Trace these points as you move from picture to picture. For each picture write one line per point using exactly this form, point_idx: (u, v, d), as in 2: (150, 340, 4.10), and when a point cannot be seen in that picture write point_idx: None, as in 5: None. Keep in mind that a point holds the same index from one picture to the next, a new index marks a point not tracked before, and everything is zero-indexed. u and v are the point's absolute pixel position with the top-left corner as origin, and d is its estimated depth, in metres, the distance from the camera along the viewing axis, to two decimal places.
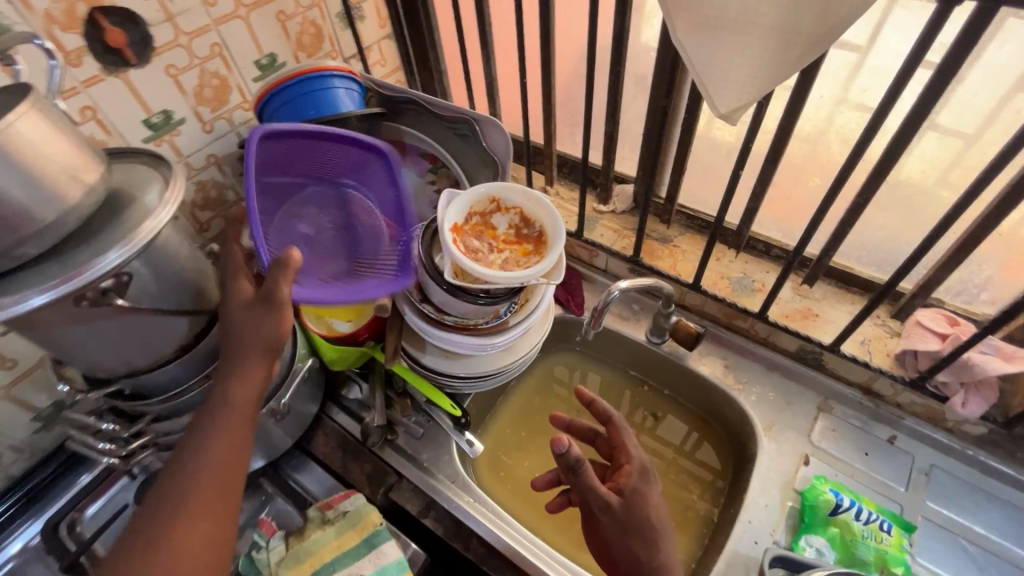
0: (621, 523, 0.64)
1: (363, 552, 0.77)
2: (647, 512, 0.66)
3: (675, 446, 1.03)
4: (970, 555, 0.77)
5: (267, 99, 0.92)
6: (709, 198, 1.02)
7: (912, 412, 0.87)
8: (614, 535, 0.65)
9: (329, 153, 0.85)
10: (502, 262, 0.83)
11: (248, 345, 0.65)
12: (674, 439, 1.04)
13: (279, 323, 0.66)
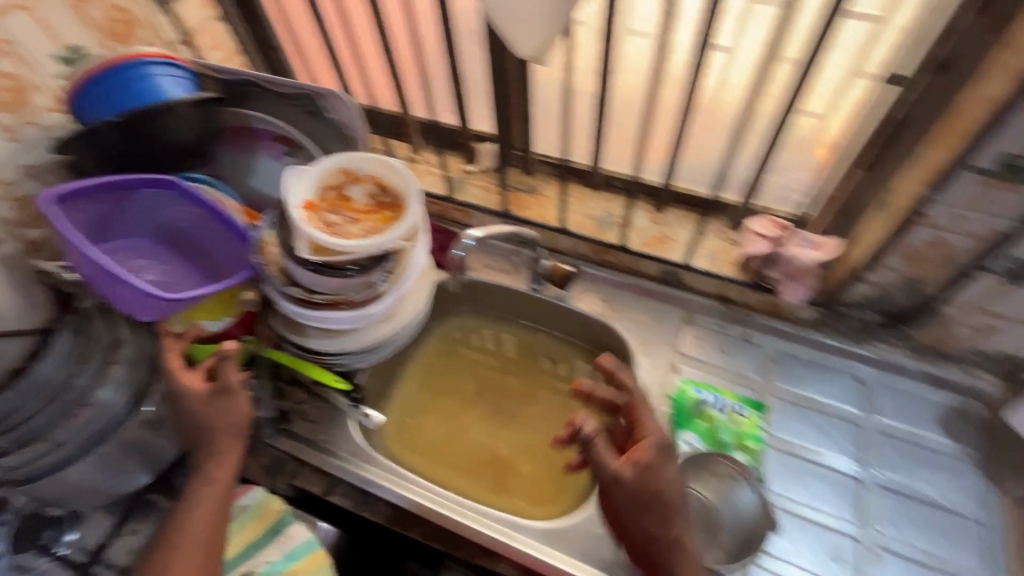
0: (632, 494, 0.66)
1: (268, 540, 0.77)
2: (659, 484, 0.66)
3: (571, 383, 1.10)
4: (812, 420, 0.89)
5: (79, 94, 0.85)
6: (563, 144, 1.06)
7: (758, 309, 0.98)
8: (627, 508, 0.68)
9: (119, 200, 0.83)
10: (362, 232, 0.82)
11: (218, 435, 0.74)
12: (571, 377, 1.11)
13: (240, 407, 0.76)
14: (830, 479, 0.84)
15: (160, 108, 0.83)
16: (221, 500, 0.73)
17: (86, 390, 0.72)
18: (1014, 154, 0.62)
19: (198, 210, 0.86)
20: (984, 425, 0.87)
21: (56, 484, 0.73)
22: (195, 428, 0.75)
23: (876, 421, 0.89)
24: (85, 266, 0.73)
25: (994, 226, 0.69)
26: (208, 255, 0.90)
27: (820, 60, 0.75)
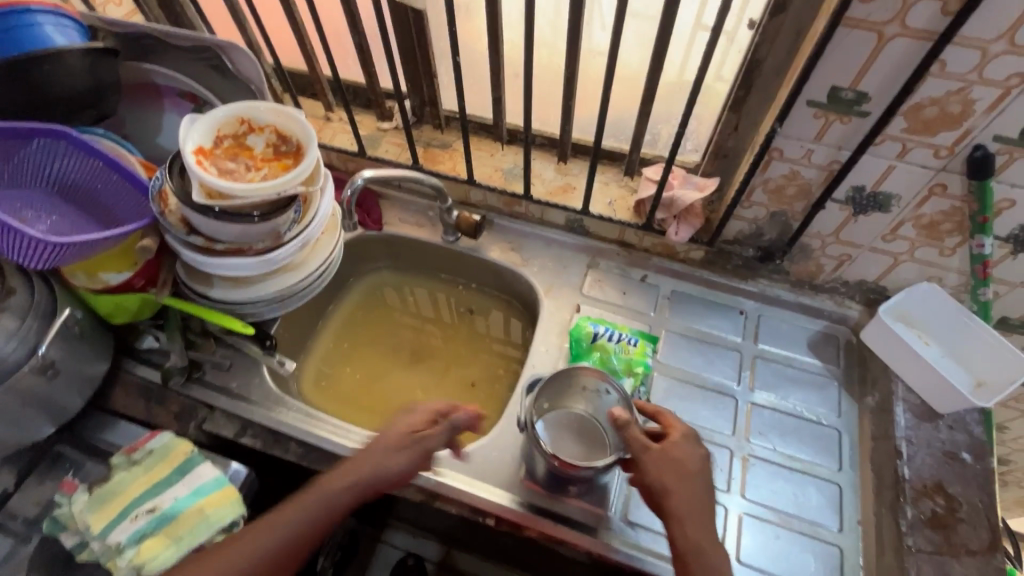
0: (659, 457, 0.71)
1: (175, 479, 0.79)
2: (676, 454, 0.71)
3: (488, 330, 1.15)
4: (699, 349, 0.97)
5: None
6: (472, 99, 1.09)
7: (655, 252, 1.05)
8: (654, 474, 0.70)
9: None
10: (261, 178, 0.84)
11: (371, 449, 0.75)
12: (487, 326, 1.16)
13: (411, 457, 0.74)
14: (711, 399, 0.92)
15: (45, 56, 0.82)
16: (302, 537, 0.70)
17: None
18: (839, 86, 0.70)
19: (93, 162, 0.86)
20: (847, 345, 0.97)
21: None
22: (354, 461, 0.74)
23: (755, 348, 0.97)
24: None
25: (834, 156, 0.77)
26: (107, 207, 0.90)
27: None
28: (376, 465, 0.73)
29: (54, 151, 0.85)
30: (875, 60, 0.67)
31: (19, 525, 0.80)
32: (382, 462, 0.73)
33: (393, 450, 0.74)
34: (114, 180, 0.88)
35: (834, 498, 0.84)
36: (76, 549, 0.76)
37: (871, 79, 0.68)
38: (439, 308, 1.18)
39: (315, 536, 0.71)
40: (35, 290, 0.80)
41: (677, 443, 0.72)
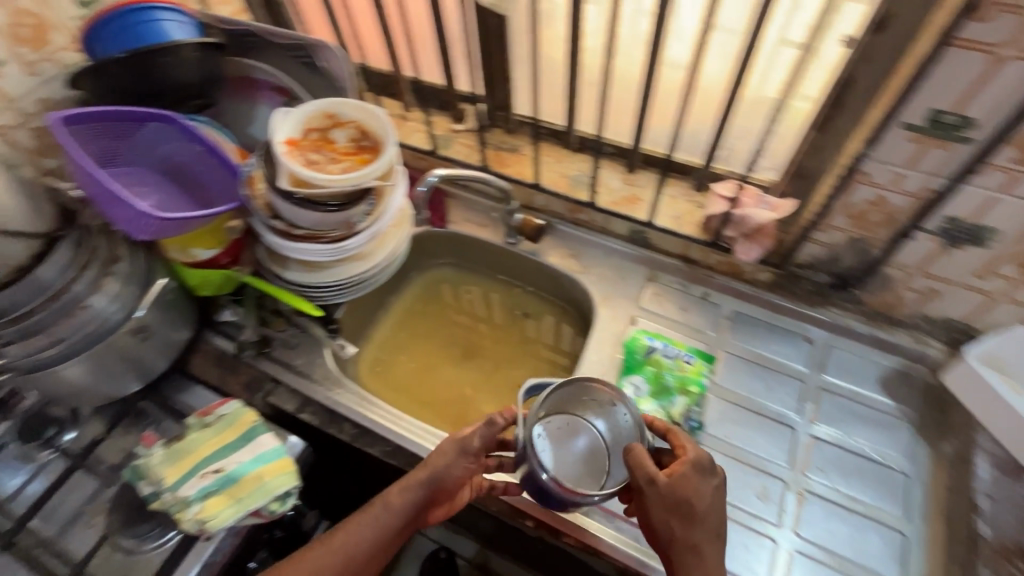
0: (665, 496, 0.68)
1: (240, 445, 0.85)
2: (686, 493, 0.69)
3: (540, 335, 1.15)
4: (759, 374, 0.93)
5: (91, 34, 0.92)
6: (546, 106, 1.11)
7: (719, 270, 1.02)
8: (657, 510, 0.69)
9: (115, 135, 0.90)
10: (341, 170, 0.88)
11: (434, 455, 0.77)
12: (539, 332, 1.16)
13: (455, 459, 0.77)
14: (767, 427, 0.88)
15: (163, 49, 0.90)
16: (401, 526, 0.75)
17: (83, 295, 0.79)
18: (940, 110, 0.66)
19: (196, 147, 0.94)
20: (925, 387, 0.90)
21: (56, 378, 0.81)
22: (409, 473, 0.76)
23: (820, 379, 0.92)
24: (90, 185, 0.80)
25: (928, 183, 0.73)
26: (204, 189, 0.98)
27: (773, 25, 0.76)
28: (430, 471, 0.75)
29: (164, 136, 0.93)
30: (984, 84, 0.62)
31: (104, 470, 0.89)
32: (426, 474, 0.75)
33: (446, 452, 0.77)
34: (213, 165, 0.96)
35: (897, 548, 0.79)
36: (150, 497, 0.82)
37: (978, 104, 0.64)
38: (493, 309, 1.20)
39: (388, 533, 0.74)
40: (137, 258, 0.88)
41: (685, 477, 0.69)
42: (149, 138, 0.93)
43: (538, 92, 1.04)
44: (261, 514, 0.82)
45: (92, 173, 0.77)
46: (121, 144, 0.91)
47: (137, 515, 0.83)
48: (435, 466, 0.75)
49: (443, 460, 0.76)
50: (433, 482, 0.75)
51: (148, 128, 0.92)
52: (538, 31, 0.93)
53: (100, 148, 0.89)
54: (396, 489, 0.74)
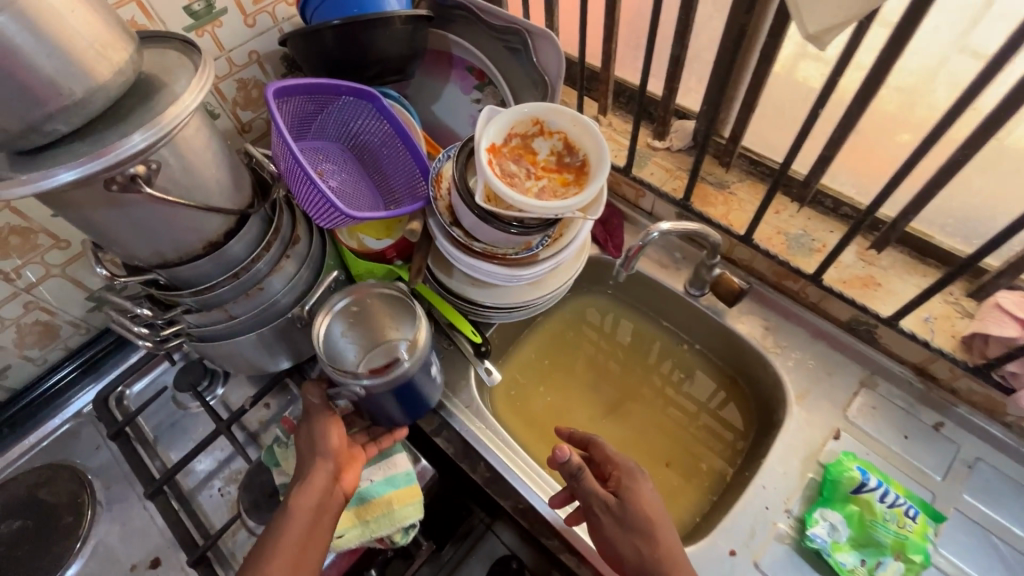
0: (623, 519, 0.68)
1: (374, 461, 0.80)
2: (638, 507, 0.69)
3: (699, 402, 1.00)
4: (1000, 556, 0.72)
5: None
6: (781, 143, 0.91)
7: (967, 400, 0.80)
8: (620, 538, 0.69)
9: (312, 107, 0.85)
10: (538, 190, 0.77)
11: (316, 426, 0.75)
12: (700, 397, 1.01)
13: (327, 424, 0.75)
14: None
15: (377, 19, 0.83)
16: (323, 499, 0.70)
17: (262, 275, 0.77)
18: None
19: (386, 128, 0.87)
20: None
21: (221, 348, 0.81)
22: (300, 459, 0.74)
23: None
24: (285, 161, 0.75)
25: None
26: (382, 171, 0.91)
27: None
28: (310, 445, 0.74)
29: (359, 113, 0.87)
30: None
31: (243, 438, 0.91)
32: (303, 482, 0.70)
33: (320, 425, 0.75)
34: (400, 148, 0.88)
35: None
36: (281, 488, 0.81)
37: None
38: (650, 358, 1.06)
39: (306, 529, 0.68)
40: (314, 241, 0.85)
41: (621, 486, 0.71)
42: (343, 113, 0.88)
43: None
44: (383, 541, 0.77)
45: (291, 151, 0.71)
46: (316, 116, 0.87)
47: (266, 502, 0.82)
48: (310, 473, 0.71)
49: (304, 470, 0.72)
50: (323, 454, 0.73)
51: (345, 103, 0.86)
52: None
53: (297, 119, 0.84)
54: (289, 499, 0.69)
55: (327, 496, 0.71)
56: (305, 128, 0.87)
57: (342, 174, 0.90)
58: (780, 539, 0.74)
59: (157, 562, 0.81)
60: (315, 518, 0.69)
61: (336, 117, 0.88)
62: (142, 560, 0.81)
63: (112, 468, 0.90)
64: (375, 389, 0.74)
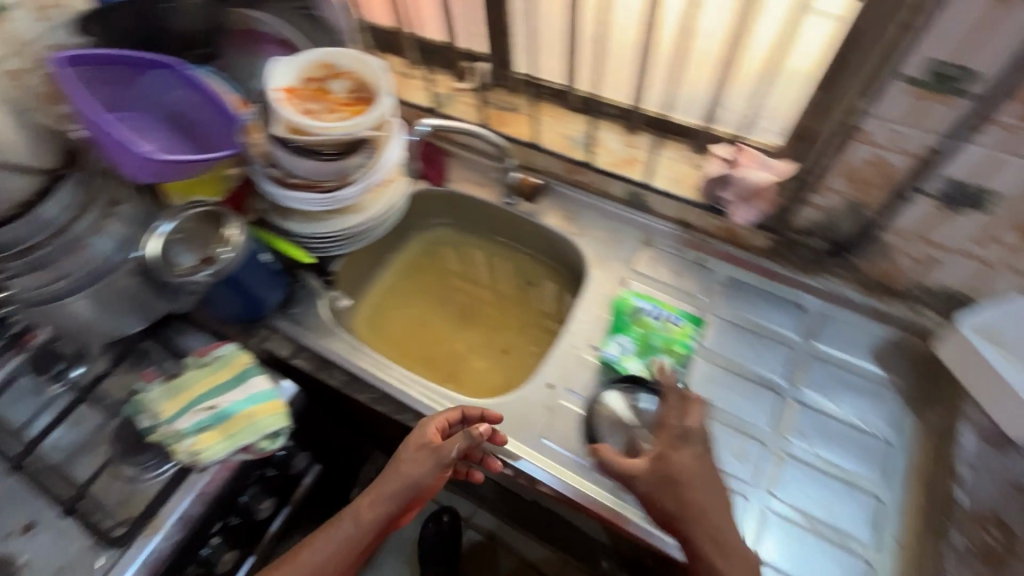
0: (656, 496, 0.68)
1: (233, 385, 0.88)
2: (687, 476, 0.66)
3: (541, 304, 1.15)
4: (746, 339, 0.94)
5: None
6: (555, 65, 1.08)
7: (714, 235, 1.01)
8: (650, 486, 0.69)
9: (117, 73, 0.91)
10: (336, 120, 0.89)
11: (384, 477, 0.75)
12: (536, 300, 1.16)
13: (430, 471, 0.75)
14: (751, 390, 0.89)
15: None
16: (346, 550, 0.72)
17: (85, 234, 0.82)
18: (943, 62, 0.65)
19: (193, 93, 0.94)
20: (909, 362, 0.90)
21: (62, 312, 0.84)
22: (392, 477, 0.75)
23: (812, 346, 0.92)
24: (91, 128, 0.82)
25: (928, 143, 0.71)
26: (197, 132, 0.97)
27: None
28: (404, 476, 0.74)
29: (161, 80, 0.93)
30: None
31: (108, 405, 0.92)
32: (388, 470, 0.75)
33: (421, 461, 0.75)
34: (205, 110, 0.94)
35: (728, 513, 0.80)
36: (148, 430, 0.86)
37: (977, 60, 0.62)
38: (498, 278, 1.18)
39: (356, 549, 0.73)
40: (141, 202, 0.90)
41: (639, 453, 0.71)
42: (146, 78, 0.93)
43: (536, 52, 1.01)
44: (251, 450, 0.85)
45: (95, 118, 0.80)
46: (116, 84, 0.92)
47: (136, 447, 0.86)
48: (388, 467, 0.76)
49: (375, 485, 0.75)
50: (397, 497, 0.74)
51: (149, 69, 0.92)
52: None
53: (103, 86, 0.91)
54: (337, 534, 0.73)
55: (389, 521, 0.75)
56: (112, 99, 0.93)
57: (154, 132, 0.95)
58: (588, 367, 0.91)
59: (30, 526, 0.81)
60: (360, 549, 0.73)
61: (136, 76, 0.92)
62: (13, 529, 0.81)
63: None
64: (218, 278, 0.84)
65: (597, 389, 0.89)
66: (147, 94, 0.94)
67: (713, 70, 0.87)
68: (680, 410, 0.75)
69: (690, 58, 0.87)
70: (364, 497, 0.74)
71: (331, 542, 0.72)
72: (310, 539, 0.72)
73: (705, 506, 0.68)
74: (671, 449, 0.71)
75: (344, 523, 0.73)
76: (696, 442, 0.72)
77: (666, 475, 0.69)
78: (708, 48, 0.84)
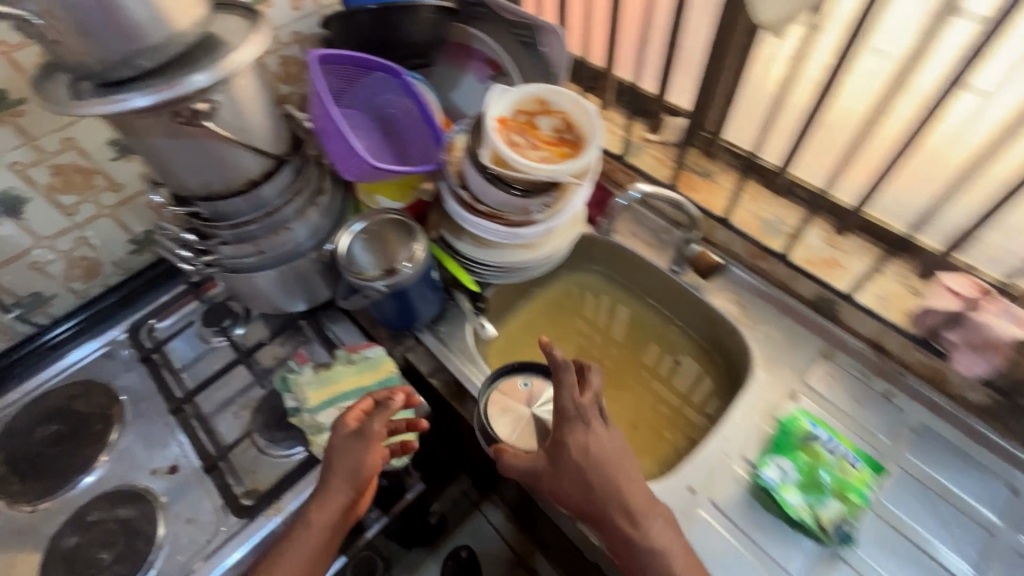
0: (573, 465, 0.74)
1: (375, 391, 0.90)
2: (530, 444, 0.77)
3: (680, 384, 1.05)
4: (933, 506, 0.80)
5: None
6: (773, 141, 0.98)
7: (916, 371, 0.88)
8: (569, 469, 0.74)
9: (352, 71, 0.97)
10: (538, 159, 0.87)
11: (335, 466, 0.76)
12: (666, 376, 1.07)
13: (371, 459, 0.76)
14: (929, 569, 0.76)
15: (404, 8, 0.98)
16: (327, 539, 0.75)
17: (289, 219, 0.86)
18: None
19: (412, 106, 1.00)
20: None
21: (248, 281, 0.90)
22: (337, 467, 0.76)
23: (1018, 540, 0.77)
24: (321, 120, 0.86)
25: None
26: (401, 140, 1.04)
27: None
28: (350, 462, 0.75)
29: (388, 87, 1.00)
30: None
31: (260, 371, 0.97)
32: (333, 454, 0.77)
33: (349, 448, 0.76)
34: (417, 124, 1.02)
35: None
36: (291, 411, 0.90)
37: None
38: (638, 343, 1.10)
39: (326, 544, 0.75)
40: (336, 195, 0.95)
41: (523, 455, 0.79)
42: (375, 82, 1.00)
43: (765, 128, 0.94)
44: None
45: (329, 110, 0.83)
46: (347, 80, 0.98)
47: (277, 423, 0.91)
48: (332, 454, 0.77)
49: (330, 481, 0.76)
50: (350, 484, 0.75)
51: (382, 75, 0.99)
52: (795, 69, 0.84)
53: (337, 79, 0.96)
54: (311, 515, 0.75)
55: (347, 516, 0.77)
56: (337, 92, 0.98)
57: (364, 131, 1.02)
58: (736, 482, 0.83)
59: (175, 468, 0.88)
60: (332, 538, 0.75)
61: (367, 79, 0.99)
62: (161, 467, 0.88)
63: (136, 388, 0.97)
64: (391, 289, 0.88)
65: (745, 510, 0.80)
66: (370, 96, 1.01)
67: (981, 200, 0.75)
68: (582, 388, 0.78)
69: (980, 174, 0.74)
70: (317, 512, 0.75)
71: (299, 558, 0.73)
72: (280, 554, 0.74)
73: (618, 483, 0.73)
74: (568, 433, 0.75)
75: (313, 538, 0.74)
76: (595, 424, 0.75)
77: (569, 459, 0.74)
78: (994, 176, 0.72)
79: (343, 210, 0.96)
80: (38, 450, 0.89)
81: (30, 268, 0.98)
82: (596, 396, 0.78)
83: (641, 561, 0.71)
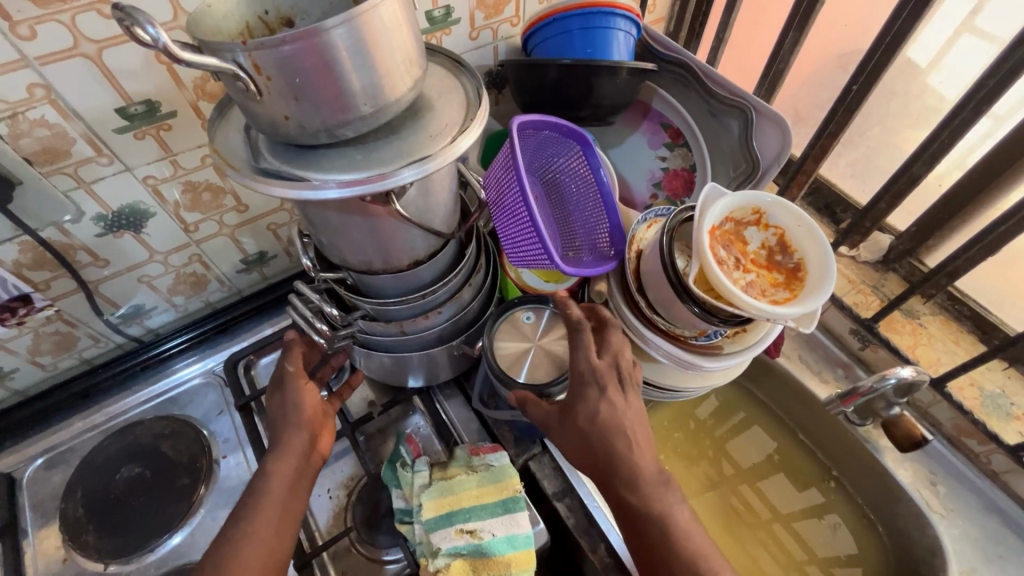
0: (587, 436, 0.65)
1: (498, 512, 0.75)
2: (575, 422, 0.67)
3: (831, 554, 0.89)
4: None
5: (535, 36, 0.88)
6: (1016, 299, 0.89)
7: None
8: (583, 439, 0.66)
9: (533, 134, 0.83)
10: (745, 284, 0.72)
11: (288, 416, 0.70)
12: (812, 540, 0.90)
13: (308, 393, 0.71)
14: None
15: (609, 66, 0.81)
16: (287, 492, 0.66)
17: (440, 300, 0.74)
18: None
19: (590, 181, 0.85)
20: None
21: (377, 355, 0.79)
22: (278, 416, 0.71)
23: None
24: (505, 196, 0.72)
25: None
26: (567, 216, 0.89)
27: None
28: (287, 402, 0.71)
29: (567, 154, 0.85)
30: None
31: (364, 448, 0.87)
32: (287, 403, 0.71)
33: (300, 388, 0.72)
34: (590, 203, 0.86)
35: None
36: (398, 513, 0.78)
37: None
38: (781, 487, 0.94)
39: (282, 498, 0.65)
40: (485, 270, 0.82)
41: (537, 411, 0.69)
42: (554, 147, 0.85)
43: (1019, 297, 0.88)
44: None
45: (524, 194, 0.67)
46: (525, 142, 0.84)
47: (380, 521, 0.80)
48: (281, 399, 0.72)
49: (279, 435, 0.69)
50: (303, 425, 0.70)
51: (563, 140, 0.84)
52: None
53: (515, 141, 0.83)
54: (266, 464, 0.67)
55: (304, 460, 0.69)
56: None
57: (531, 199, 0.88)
58: None
59: None
60: (292, 490, 0.66)
61: (547, 142, 0.84)
62: None
63: (229, 437, 0.88)
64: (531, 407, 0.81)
65: None
66: (544, 161, 0.87)
67: None
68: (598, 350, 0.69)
69: None
70: (274, 462, 0.67)
71: (268, 523, 0.63)
72: (242, 531, 0.62)
73: (624, 452, 0.65)
74: (578, 398, 0.67)
75: (273, 497, 0.65)
76: (611, 391, 0.66)
77: (578, 430, 0.66)
78: None
79: (487, 283, 0.83)
80: (119, 496, 0.81)
81: (137, 282, 0.89)
82: (616, 359, 0.68)
83: (648, 537, 0.64)
